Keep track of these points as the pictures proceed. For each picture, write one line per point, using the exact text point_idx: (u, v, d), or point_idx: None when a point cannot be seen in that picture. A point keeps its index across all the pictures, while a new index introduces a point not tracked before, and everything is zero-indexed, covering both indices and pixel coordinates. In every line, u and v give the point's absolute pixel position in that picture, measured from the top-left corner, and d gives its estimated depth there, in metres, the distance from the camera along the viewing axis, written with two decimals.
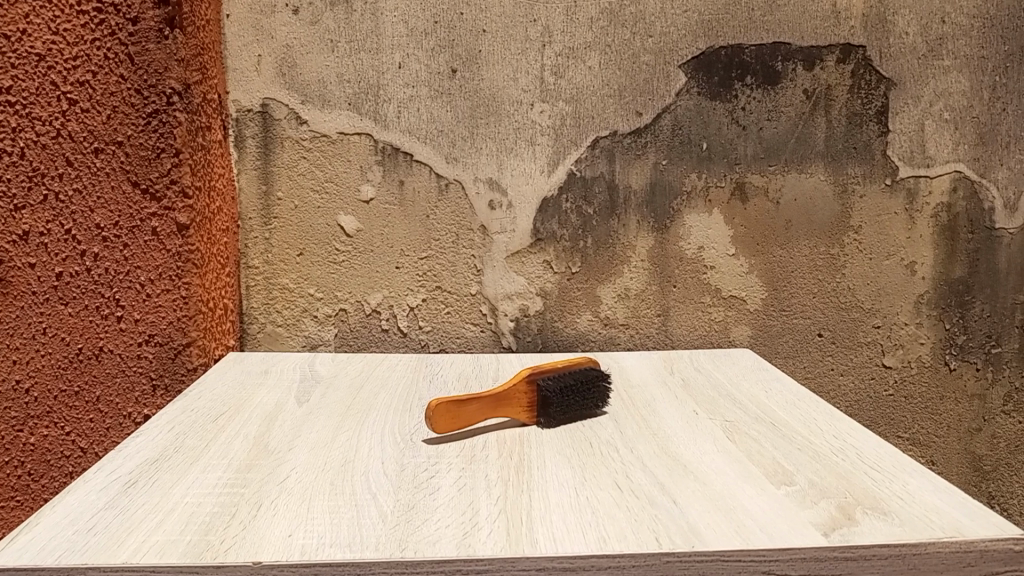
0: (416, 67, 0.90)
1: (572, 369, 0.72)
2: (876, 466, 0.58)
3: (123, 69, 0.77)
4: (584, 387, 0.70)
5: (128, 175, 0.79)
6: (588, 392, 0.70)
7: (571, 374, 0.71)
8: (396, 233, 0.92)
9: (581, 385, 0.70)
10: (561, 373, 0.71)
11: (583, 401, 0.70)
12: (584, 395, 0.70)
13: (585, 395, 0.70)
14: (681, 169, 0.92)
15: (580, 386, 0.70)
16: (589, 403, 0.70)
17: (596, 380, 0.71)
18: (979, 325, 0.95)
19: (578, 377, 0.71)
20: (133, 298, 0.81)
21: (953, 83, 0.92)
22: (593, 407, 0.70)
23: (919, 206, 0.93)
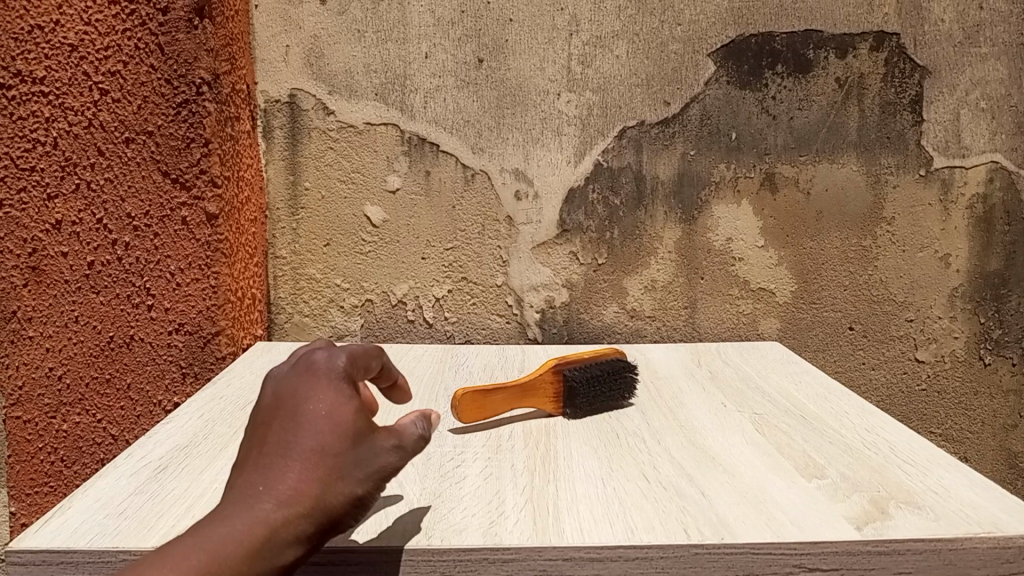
0: (442, 57, 0.90)
1: (601, 360, 0.71)
2: (910, 460, 0.57)
3: (154, 59, 0.78)
4: (613, 378, 0.70)
5: (159, 164, 0.79)
6: (617, 383, 0.70)
7: (600, 365, 0.70)
8: (422, 224, 0.92)
9: (610, 376, 0.70)
10: (589, 363, 0.70)
11: (613, 392, 0.69)
12: (614, 385, 0.69)
13: (614, 386, 0.70)
14: (710, 159, 0.91)
15: (609, 377, 0.70)
16: (619, 394, 0.70)
17: (626, 372, 0.71)
18: (1016, 319, 0.93)
19: (606, 367, 0.70)
20: (163, 287, 0.81)
21: (990, 71, 0.89)
22: (622, 398, 0.70)
23: (954, 197, 0.91)
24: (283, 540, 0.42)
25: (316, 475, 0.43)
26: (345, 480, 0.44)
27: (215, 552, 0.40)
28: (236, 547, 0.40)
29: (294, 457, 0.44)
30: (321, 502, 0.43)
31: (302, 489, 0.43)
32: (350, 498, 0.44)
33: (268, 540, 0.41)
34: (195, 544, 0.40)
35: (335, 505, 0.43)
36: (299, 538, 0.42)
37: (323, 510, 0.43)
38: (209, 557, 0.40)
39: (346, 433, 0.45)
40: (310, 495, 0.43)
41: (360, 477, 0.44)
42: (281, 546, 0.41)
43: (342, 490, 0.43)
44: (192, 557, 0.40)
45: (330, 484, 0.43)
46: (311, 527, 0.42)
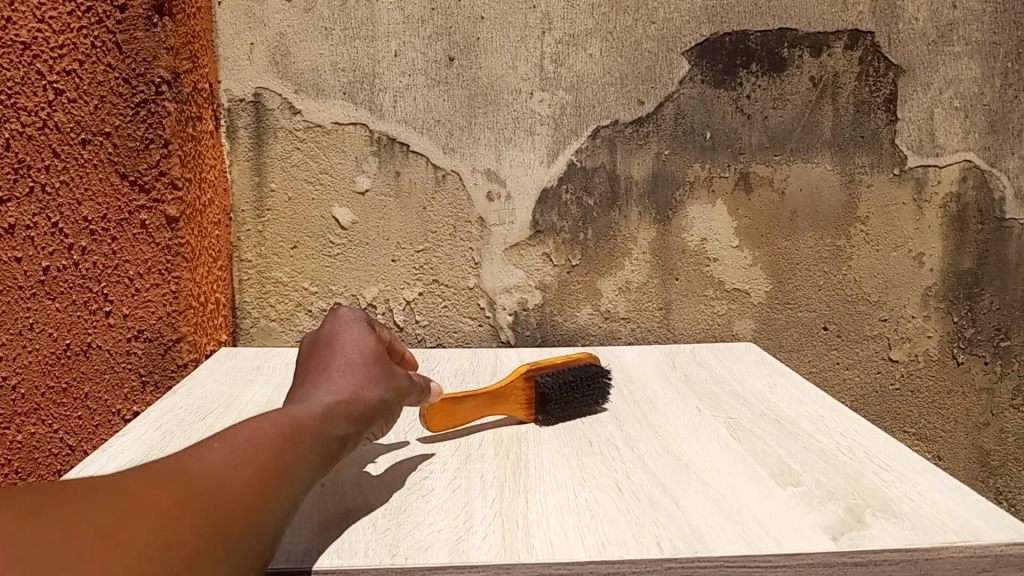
0: (412, 55, 0.88)
1: (576, 366, 0.70)
2: (885, 465, 0.56)
3: (111, 58, 0.75)
4: (588, 384, 0.68)
5: (117, 166, 0.77)
6: (592, 390, 0.68)
7: (574, 372, 0.69)
8: (392, 226, 0.90)
9: (584, 383, 0.68)
10: (563, 370, 0.69)
11: (588, 399, 0.68)
12: (589, 392, 0.68)
13: (588, 393, 0.68)
14: (684, 159, 0.90)
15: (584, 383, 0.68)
16: (593, 401, 0.69)
17: (601, 379, 0.69)
18: (989, 318, 0.93)
19: (581, 374, 0.69)
20: (122, 293, 0.79)
21: (964, 70, 0.89)
22: (597, 404, 0.69)
23: (927, 196, 0.91)
24: (332, 422, 0.49)
25: (355, 380, 0.54)
26: (377, 384, 0.55)
27: (280, 425, 0.46)
28: (299, 422, 0.47)
29: (333, 370, 0.55)
30: (360, 399, 0.53)
31: (342, 388, 0.53)
32: (382, 398, 0.54)
33: (322, 420, 0.49)
34: (264, 419, 0.47)
35: (369, 400, 0.53)
36: (345, 423, 0.51)
37: (362, 405, 0.52)
38: (275, 427, 0.46)
39: (376, 359, 0.57)
40: (353, 393, 0.53)
41: (388, 388, 0.55)
42: (330, 428, 0.49)
43: (375, 391, 0.54)
44: (259, 427, 0.46)
45: (367, 386, 0.54)
46: (351, 417, 0.51)
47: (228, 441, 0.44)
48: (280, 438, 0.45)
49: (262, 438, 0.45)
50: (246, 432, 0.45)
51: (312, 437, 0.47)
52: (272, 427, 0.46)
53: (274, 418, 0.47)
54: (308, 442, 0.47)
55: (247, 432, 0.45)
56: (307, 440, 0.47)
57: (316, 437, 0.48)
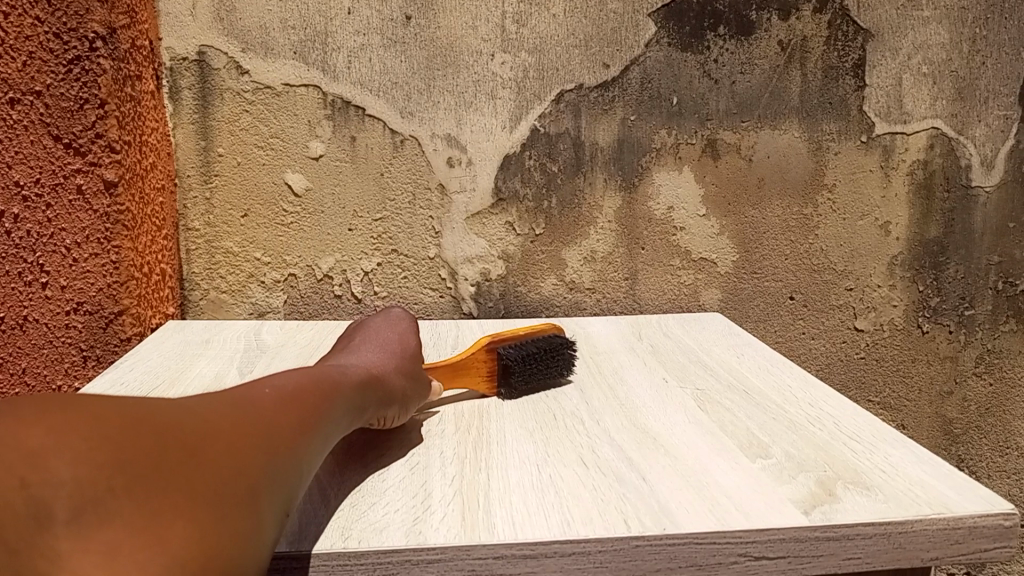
0: (366, 13, 0.83)
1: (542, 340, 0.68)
2: (855, 435, 0.55)
3: (39, 10, 0.68)
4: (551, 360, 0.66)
5: (49, 128, 0.71)
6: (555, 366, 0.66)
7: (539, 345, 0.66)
8: (348, 193, 0.86)
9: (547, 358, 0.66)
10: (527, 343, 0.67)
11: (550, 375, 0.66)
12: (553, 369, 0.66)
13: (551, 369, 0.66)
14: (651, 125, 0.87)
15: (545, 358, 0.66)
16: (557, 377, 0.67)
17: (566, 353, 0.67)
18: (953, 287, 0.93)
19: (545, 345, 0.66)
20: (58, 263, 0.74)
21: (932, 35, 0.88)
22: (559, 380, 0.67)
23: (894, 164, 0.90)
24: (363, 386, 0.48)
25: (380, 364, 0.54)
26: (399, 374, 0.54)
27: (323, 376, 0.45)
28: (338, 377, 0.46)
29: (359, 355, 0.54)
30: (384, 376, 0.52)
31: (369, 364, 0.52)
32: (402, 385, 0.54)
33: (354, 381, 0.48)
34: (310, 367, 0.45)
35: (392, 381, 0.53)
36: (372, 390, 0.49)
37: (385, 383, 0.52)
38: (320, 375, 0.45)
39: (401, 356, 0.58)
40: (377, 370, 0.52)
41: (407, 380, 0.55)
42: (362, 390, 0.48)
43: (395, 377, 0.54)
44: (305, 373, 0.44)
45: (390, 369, 0.54)
46: (376, 391, 0.50)
47: (276, 382, 0.41)
48: (326, 386, 0.44)
49: (311, 381, 0.43)
50: (295, 373, 0.43)
51: (347, 392, 0.46)
52: (317, 374, 0.44)
53: (318, 368, 0.46)
54: (345, 398, 0.45)
55: (297, 375, 0.43)
56: (346, 395, 0.45)
57: (350, 397, 0.46)
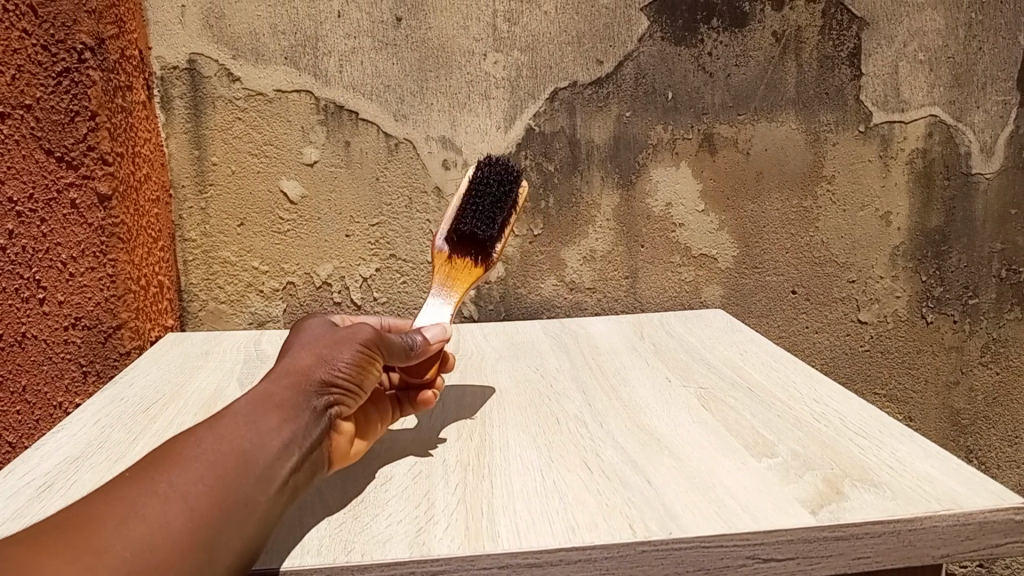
0: (357, 16, 0.82)
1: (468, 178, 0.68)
2: (861, 431, 0.54)
3: (26, 23, 0.68)
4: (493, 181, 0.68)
5: (41, 142, 0.70)
6: (501, 178, 0.68)
7: (479, 201, 0.67)
8: (344, 199, 0.86)
9: (491, 190, 0.67)
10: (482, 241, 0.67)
11: (508, 188, 0.67)
12: (502, 181, 0.68)
13: (501, 186, 0.67)
14: (647, 121, 0.87)
15: (495, 198, 0.67)
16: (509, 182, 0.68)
17: (490, 162, 0.69)
18: (956, 276, 0.92)
19: (487, 200, 0.67)
20: (55, 279, 0.73)
21: (928, 22, 0.87)
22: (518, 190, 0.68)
23: (893, 153, 0.89)
24: (274, 426, 0.41)
25: (295, 365, 0.45)
26: (325, 361, 0.46)
27: (220, 441, 0.39)
28: (238, 435, 0.40)
29: (277, 361, 0.46)
30: (302, 385, 0.44)
31: (281, 379, 0.44)
32: (335, 374, 0.46)
33: (261, 426, 0.41)
34: (202, 433, 0.39)
35: (318, 385, 0.45)
36: (291, 420, 0.42)
37: (307, 392, 0.44)
38: (214, 444, 0.39)
39: (331, 335, 0.49)
40: (293, 382, 0.44)
41: (342, 358, 0.46)
42: (274, 433, 0.41)
43: (320, 370, 0.45)
44: (199, 445, 0.39)
45: (311, 364, 0.45)
46: (300, 413, 0.43)
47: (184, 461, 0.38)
48: (223, 461, 0.38)
49: (202, 462, 0.38)
50: (182, 456, 0.38)
51: (254, 453, 0.40)
52: (218, 440, 0.39)
53: (214, 429, 0.40)
54: (257, 458, 0.40)
55: (187, 456, 0.38)
56: (255, 460, 0.40)
57: (262, 453, 0.40)
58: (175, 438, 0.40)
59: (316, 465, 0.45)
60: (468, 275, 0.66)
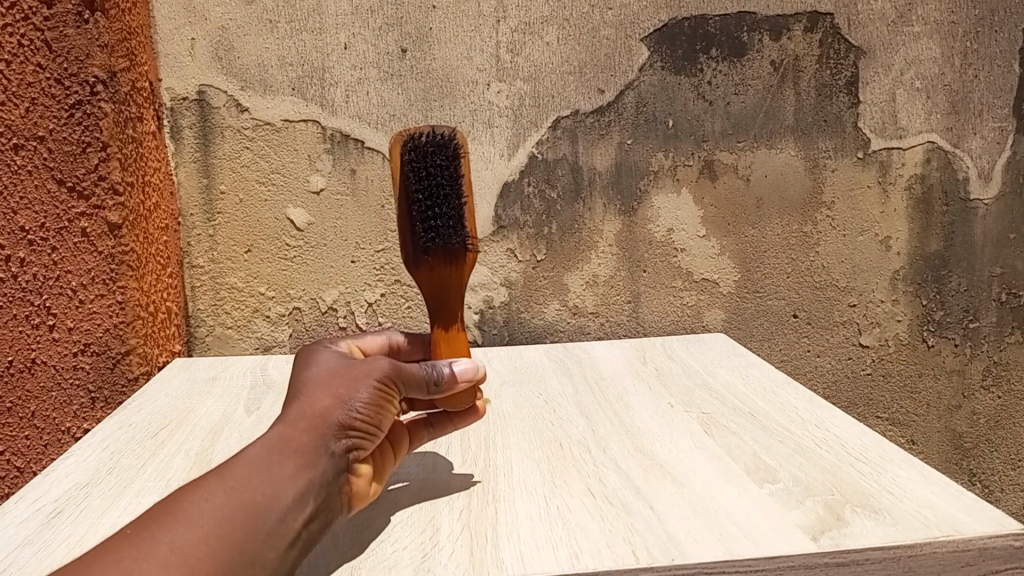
0: (362, 48, 0.84)
1: (396, 178, 0.56)
2: (862, 456, 0.55)
3: (40, 57, 0.70)
4: (426, 167, 0.55)
5: (53, 172, 0.72)
6: (434, 158, 0.55)
7: (418, 196, 0.55)
8: (349, 225, 0.87)
9: (427, 177, 0.55)
10: (445, 242, 0.56)
11: (442, 168, 0.55)
12: (433, 162, 0.55)
13: (435, 166, 0.55)
14: (648, 148, 0.88)
15: (437, 185, 0.55)
16: (447, 155, 0.55)
17: (414, 143, 0.55)
18: (956, 300, 0.93)
19: (428, 194, 0.55)
20: (65, 305, 0.74)
21: (924, 51, 0.88)
22: (455, 159, 0.56)
23: (892, 179, 0.90)
24: (287, 475, 0.42)
25: (312, 406, 0.45)
26: (343, 401, 0.45)
27: (228, 496, 0.40)
28: (249, 487, 0.40)
29: (294, 398, 0.46)
30: (319, 429, 0.44)
31: (298, 422, 0.44)
32: (353, 416, 0.45)
33: (274, 476, 0.41)
34: (213, 486, 0.40)
35: (335, 428, 0.44)
36: (307, 467, 0.43)
37: (324, 437, 0.44)
38: (223, 499, 0.40)
39: (350, 368, 0.48)
40: (310, 425, 0.44)
41: (360, 398, 0.46)
42: (287, 482, 0.41)
43: (337, 412, 0.45)
44: (206, 500, 0.39)
45: (328, 405, 0.45)
46: (316, 458, 0.43)
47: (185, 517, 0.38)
48: (229, 519, 0.39)
49: (208, 519, 0.39)
50: (189, 512, 0.39)
51: (265, 506, 0.40)
52: (224, 497, 0.40)
53: (224, 481, 0.40)
54: (267, 512, 0.40)
55: (193, 512, 0.39)
56: (266, 512, 0.40)
57: (273, 504, 0.41)
58: (186, 487, 0.41)
59: (335, 509, 0.45)
60: (449, 287, 0.56)
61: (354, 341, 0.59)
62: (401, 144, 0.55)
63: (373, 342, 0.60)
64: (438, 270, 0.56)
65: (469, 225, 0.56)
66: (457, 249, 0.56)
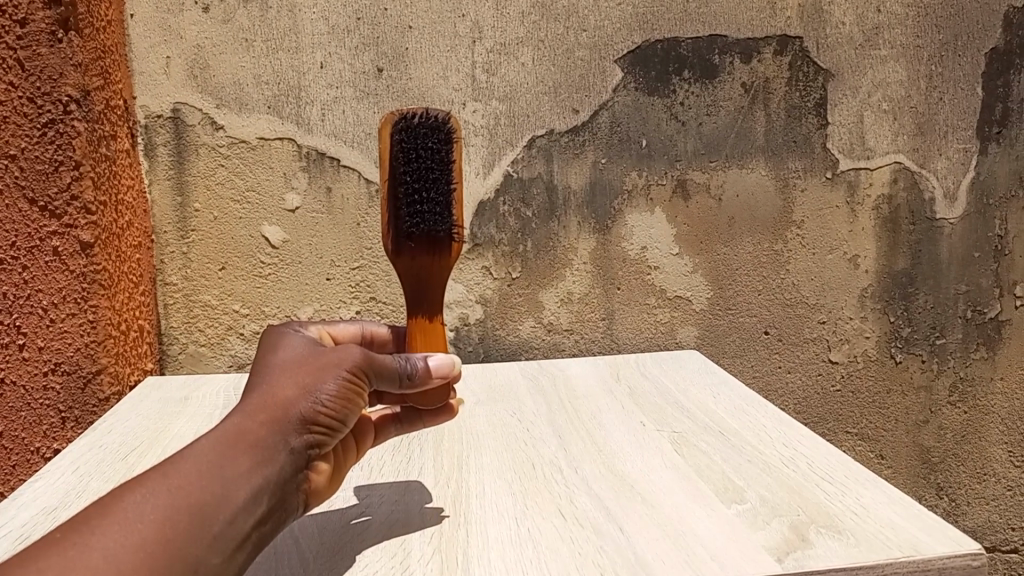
0: (339, 67, 0.85)
1: (385, 159, 0.55)
2: (828, 476, 0.56)
3: (13, 75, 0.70)
4: (417, 149, 0.55)
5: (25, 191, 0.72)
6: (426, 140, 0.55)
7: (407, 179, 0.55)
8: (324, 243, 0.87)
9: (417, 160, 0.55)
10: (430, 230, 0.56)
11: (434, 151, 0.55)
12: (425, 144, 0.55)
13: (427, 149, 0.55)
14: (621, 168, 0.89)
15: (427, 168, 0.55)
16: (439, 139, 0.55)
17: (406, 123, 0.55)
18: (923, 317, 0.95)
19: (417, 176, 0.55)
20: (35, 324, 0.74)
21: (890, 74, 0.90)
22: (448, 143, 0.56)
23: (860, 199, 0.92)
24: (241, 473, 0.40)
25: (273, 396, 0.43)
26: (307, 392, 0.44)
27: (173, 497, 0.38)
28: (198, 487, 0.39)
29: (255, 387, 0.45)
30: (279, 423, 0.43)
31: (257, 415, 0.43)
32: (316, 408, 0.44)
33: (226, 474, 0.40)
34: (156, 486, 0.38)
35: (297, 422, 0.43)
36: (263, 464, 0.41)
37: (284, 431, 0.43)
38: (167, 500, 0.38)
39: (317, 357, 0.47)
40: (269, 419, 0.43)
41: (326, 389, 0.45)
42: (239, 481, 0.40)
43: (300, 405, 0.44)
44: (146, 501, 0.37)
45: (291, 396, 0.44)
46: (273, 455, 0.42)
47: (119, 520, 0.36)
48: (172, 522, 0.37)
49: (148, 524, 0.37)
50: (127, 515, 0.37)
51: (214, 507, 0.39)
52: (164, 499, 0.38)
53: (168, 480, 0.39)
54: (216, 514, 0.39)
55: (132, 514, 0.37)
56: (214, 514, 0.39)
57: (223, 506, 0.39)
58: (126, 486, 0.39)
59: (289, 507, 0.44)
60: (432, 276, 0.56)
61: (326, 327, 0.57)
62: (392, 123, 0.55)
63: (346, 330, 0.58)
64: (420, 257, 0.56)
65: (457, 213, 0.56)
66: (442, 238, 0.56)
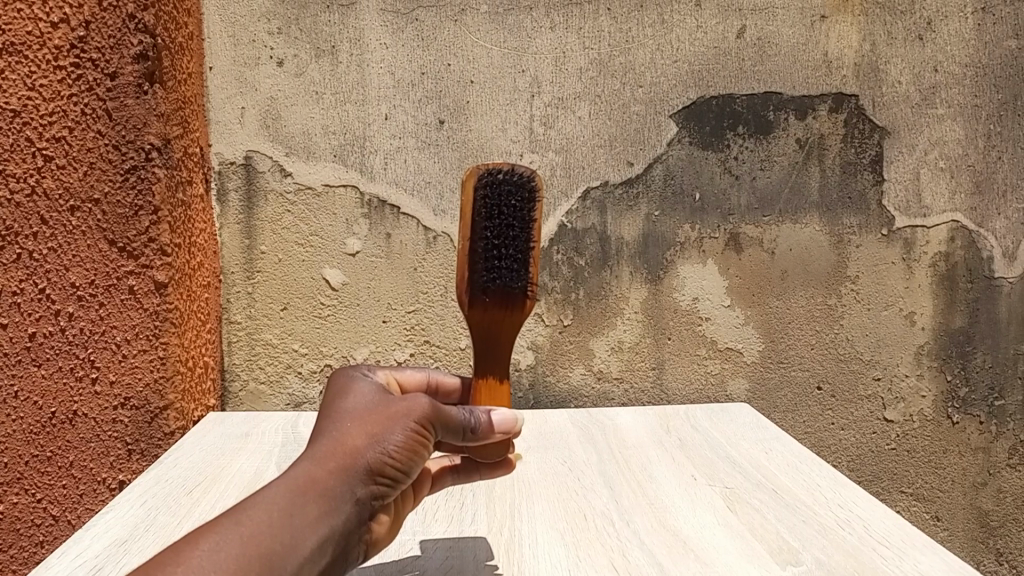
0: (402, 119, 0.88)
1: (467, 209, 0.57)
2: (884, 540, 0.56)
3: (101, 125, 0.74)
4: (499, 205, 0.57)
5: (105, 233, 0.76)
6: (509, 198, 0.57)
7: (487, 234, 0.57)
8: (382, 287, 0.90)
9: (499, 215, 0.57)
10: (505, 284, 0.57)
11: (516, 209, 0.57)
12: (507, 201, 0.57)
13: (510, 205, 0.57)
14: (674, 220, 0.90)
15: (508, 225, 0.57)
16: (522, 196, 0.57)
17: (490, 178, 0.57)
18: (981, 377, 0.93)
19: (498, 232, 0.57)
20: (108, 359, 0.77)
21: (948, 132, 0.90)
22: (530, 201, 0.57)
23: (917, 256, 0.91)
24: (309, 522, 0.42)
25: (343, 444, 0.45)
26: (375, 442, 0.46)
27: (244, 546, 0.40)
28: (268, 536, 0.41)
29: (325, 432, 0.46)
30: (347, 472, 0.44)
31: (326, 463, 0.44)
32: (383, 459, 0.46)
33: (296, 523, 0.42)
34: (228, 535, 0.40)
35: (363, 472, 0.45)
36: (329, 513, 0.43)
37: (351, 480, 0.44)
38: (239, 549, 0.39)
39: (387, 405, 0.48)
40: (338, 467, 0.44)
41: (393, 439, 0.46)
42: (307, 530, 0.42)
43: (367, 454, 0.45)
44: (219, 550, 0.39)
45: (360, 445, 0.45)
46: (340, 504, 0.44)
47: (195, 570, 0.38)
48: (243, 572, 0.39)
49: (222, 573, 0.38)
50: (200, 563, 0.38)
51: (284, 556, 0.40)
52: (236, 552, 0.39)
53: (240, 528, 0.40)
54: (284, 563, 0.40)
55: (205, 562, 0.39)
56: (281, 565, 0.40)
57: (290, 556, 0.41)
58: (198, 532, 0.41)
59: (351, 555, 0.46)
60: (502, 330, 0.58)
61: (393, 373, 0.59)
62: (477, 177, 0.57)
63: (412, 377, 0.60)
64: (492, 309, 0.57)
65: (532, 272, 0.58)
66: (516, 293, 0.58)
